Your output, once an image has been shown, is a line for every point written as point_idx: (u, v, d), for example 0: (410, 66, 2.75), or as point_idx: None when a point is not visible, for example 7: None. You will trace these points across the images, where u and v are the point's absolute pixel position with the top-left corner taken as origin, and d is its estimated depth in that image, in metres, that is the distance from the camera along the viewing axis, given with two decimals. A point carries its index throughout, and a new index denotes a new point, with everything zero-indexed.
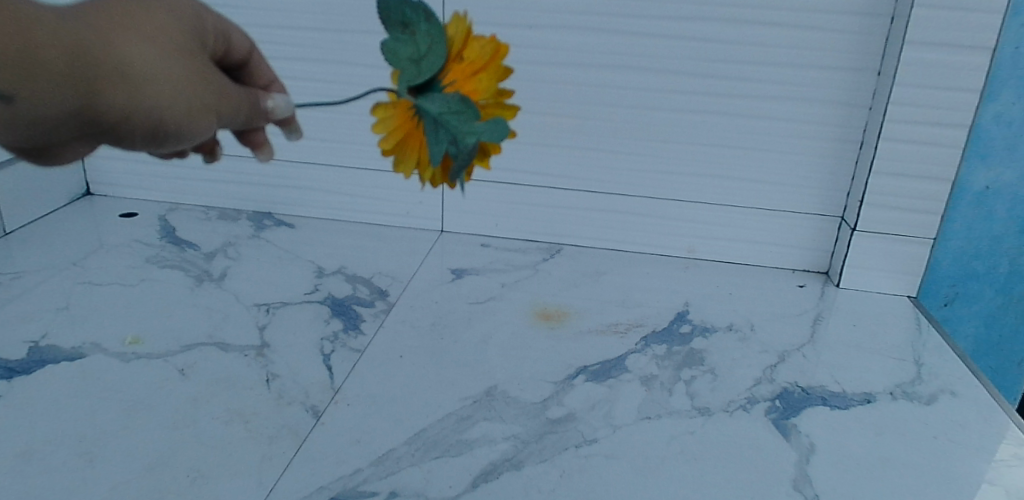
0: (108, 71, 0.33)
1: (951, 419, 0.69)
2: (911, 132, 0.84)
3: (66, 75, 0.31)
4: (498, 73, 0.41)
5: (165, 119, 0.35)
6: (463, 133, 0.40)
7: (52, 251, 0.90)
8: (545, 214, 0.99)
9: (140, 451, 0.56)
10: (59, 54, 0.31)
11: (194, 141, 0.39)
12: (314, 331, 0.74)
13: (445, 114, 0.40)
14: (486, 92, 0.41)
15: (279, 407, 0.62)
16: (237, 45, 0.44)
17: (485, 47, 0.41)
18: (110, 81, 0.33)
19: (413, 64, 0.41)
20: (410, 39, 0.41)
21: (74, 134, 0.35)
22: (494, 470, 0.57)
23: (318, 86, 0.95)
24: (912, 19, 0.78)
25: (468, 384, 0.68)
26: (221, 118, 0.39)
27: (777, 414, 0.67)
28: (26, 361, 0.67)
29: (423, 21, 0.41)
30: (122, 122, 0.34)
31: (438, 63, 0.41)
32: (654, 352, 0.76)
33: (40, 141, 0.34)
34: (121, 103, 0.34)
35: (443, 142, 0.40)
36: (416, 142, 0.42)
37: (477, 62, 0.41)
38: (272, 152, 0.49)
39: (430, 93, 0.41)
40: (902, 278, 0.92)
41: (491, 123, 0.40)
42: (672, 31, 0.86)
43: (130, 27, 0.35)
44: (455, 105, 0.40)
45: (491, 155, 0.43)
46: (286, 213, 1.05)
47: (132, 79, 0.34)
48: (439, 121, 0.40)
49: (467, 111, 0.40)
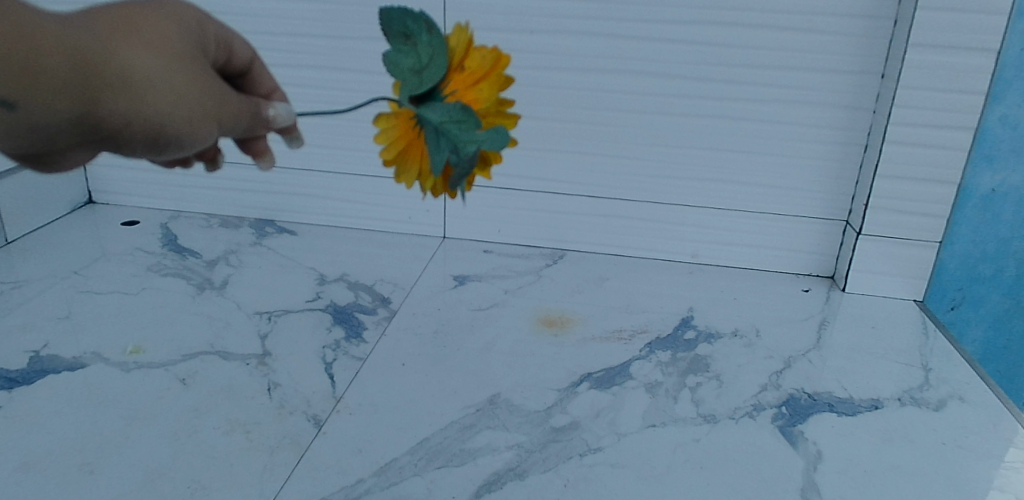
0: (111, 79, 0.32)
1: (960, 426, 0.68)
2: (916, 135, 0.83)
3: (69, 82, 0.31)
4: (499, 81, 0.41)
5: (166, 127, 0.35)
6: (464, 142, 0.39)
7: (53, 259, 0.89)
8: (547, 220, 0.99)
9: (140, 462, 0.56)
10: (63, 62, 0.30)
11: (195, 148, 0.38)
12: (316, 339, 0.74)
13: (446, 123, 0.39)
14: (487, 101, 0.41)
15: (281, 416, 0.62)
16: (241, 53, 0.44)
17: (486, 57, 0.41)
18: (112, 88, 0.32)
19: (414, 75, 0.40)
20: (412, 50, 0.41)
21: (75, 141, 0.34)
22: (498, 480, 0.57)
23: (320, 93, 0.95)
24: (916, 21, 0.77)
25: (471, 392, 0.67)
26: (222, 125, 0.39)
27: (784, 421, 0.66)
28: (26, 371, 0.66)
29: (424, 32, 0.40)
30: (123, 128, 0.34)
31: (439, 73, 0.40)
32: (659, 359, 0.75)
33: (40, 149, 0.34)
34: (123, 110, 0.33)
35: (444, 151, 0.40)
36: (417, 151, 0.42)
37: (478, 71, 0.41)
38: (274, 160, 0.48)
39: (431, 102, 0.40)
40: (908, 282, 0.91)
41: (491, 132, 0.40)
42: (674, 35, 0.85)
43: (134, 34, 0.34)
44: (456, 114, 0.39)
45: (491, 163, 0.43)
46: (288, 220, 1.04)
47: (134, 86, 0.33)
48: (440, 130, 0.40)
49: (468, 120, 0.39)
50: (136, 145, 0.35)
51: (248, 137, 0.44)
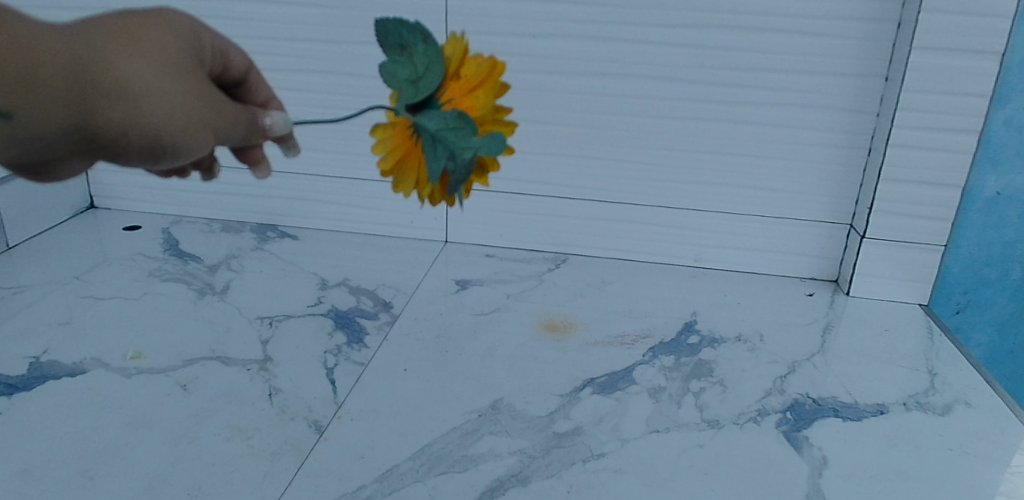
0: (107, 88, 0.32)
1: (966, 431, 0.67)
2: (919, 138, 0.82)
3: (64, 91, 0.31)
4: (496, 88, 0.41)
5: (162, 136, 0.35)
6: (461, 148, 0.39)
7: (55, 265, 0.89)
8: (550, 224, 0.98)
9: (139, 469, 0.55)
10: (59, 70, 0.30)
11: (190, 157, 0.38)
12: (317, 344, 0.73)
13: (443, 130, 0.39)
14: (484, 108, 0.40)
15: (281, 422, 0.61)
16: (238, 62, 0.43)
17: (482, 64, 0.41)
18: (109, 98, 0.32)
19: (411, 85, 0.40)
20: (409, 61, 0.41)
21: (70, 150, 0.34)
22: (500, 486, 0.56)
23: (321, 97, 0.95)
24: (919, 24, 0.77)
25: (474, 397, 0.67)
26: (220, 135, 0.38)
27: (789, 426, 0.66)
28: (26, 376, 0.66)
29: (420, 42, 0.41)
30: (119, 138, 0.34)
31: (435, 81, 0.40)
32: (662, 364, 0.75)
33: (35, 157, 0.33)
34: (119, 119, 0.33)
35: (441, 158, 0.39)
36: (415, 160, 0.41)
37: (474, 79, 0.40)
38: (269, 169, 0.47)
39: (428, 110, 0.40)
40: (913, 286, 0.90)
41: (488, 138, 0.39)
42: (675, 38, 0.85)
43: (130, 43, 0.34)
44: (452, 121, 0.39)
45: (490, 170, 0.42)
46: (289, 225, 1.04)
47: (132, 95, 0.33)
48: (436, 137, 0.39)
49: (464, 127, 0.39)
50: (131, 153, 0.35)
51: (245, 146, 0.44)
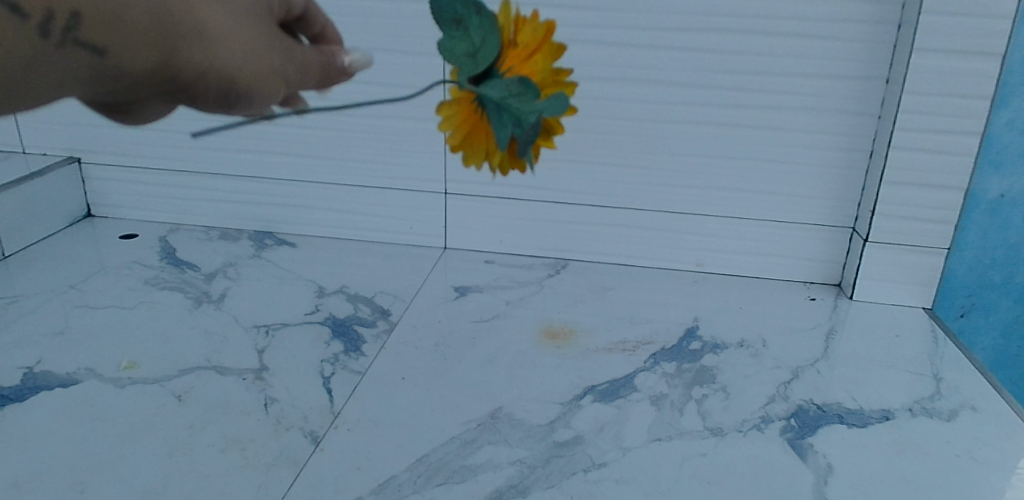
0: (185, 29, 0.31)
1: (974, 437, 0.66)
2: (921, 140, 0.82)
3: (149, 31, 0.30)
4: (555, 48, 0.35)
5: (234, 79, 0.34)
6: (526, 114, 0.33)
7: (51, 274, 0.88)
8: (549, 229, 0.98)
9: (132, 481, 0.54)
10: (148, 11, 0.30)
11: (263, 108, 0.37)
12: (315, 353, 0.72)
13: (506, 98, 0.34)
14: (543, 73, 0.35)
15: (278, 433, 0.60)
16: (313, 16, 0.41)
17: (540, 24, 0.35)
18: (189, 40, 0.31)
19: (469, 58, 0.35)
20: (462, 32, 0.35)
21: (153, 95, 0.33)
22: (499, 497, 0.55)
23: (319, 104, 0.95)
24: (920, 26, 0.76)
25: (473, 406, 0.66)
26: (293, 85, 0.37)
27: (793, 433, 0.65)
28: (20, 387, 0.65)
29: (474, 14, 0.35)
30: (199, 81, 0.33)
31: (492, 47, 0.34)
32: (663, 370, 0.74)
33: (119, 99, 0.33)
34: (196, 61, 0.32)
35: (506, 128, 0.34)
36: (483, 136, 0.36)
37: (534, 41, 0.35)
38: (305, 105, 0.43)
39: (488, 80, 0.35)
40: (917, 290, 0.89)
41: (551, 101, 0.34)
42: (674, 42, 0.85)
43: None
44: (514, 87, 0.33)
45: (555, 134, 0.37)
46: (287, 232, 1.04)
47: (206, 40, 0.32)
48: (500, 106, 0.34)
49: (527, 91, 0.33)
50: (208, 97, 0.34)
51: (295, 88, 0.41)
